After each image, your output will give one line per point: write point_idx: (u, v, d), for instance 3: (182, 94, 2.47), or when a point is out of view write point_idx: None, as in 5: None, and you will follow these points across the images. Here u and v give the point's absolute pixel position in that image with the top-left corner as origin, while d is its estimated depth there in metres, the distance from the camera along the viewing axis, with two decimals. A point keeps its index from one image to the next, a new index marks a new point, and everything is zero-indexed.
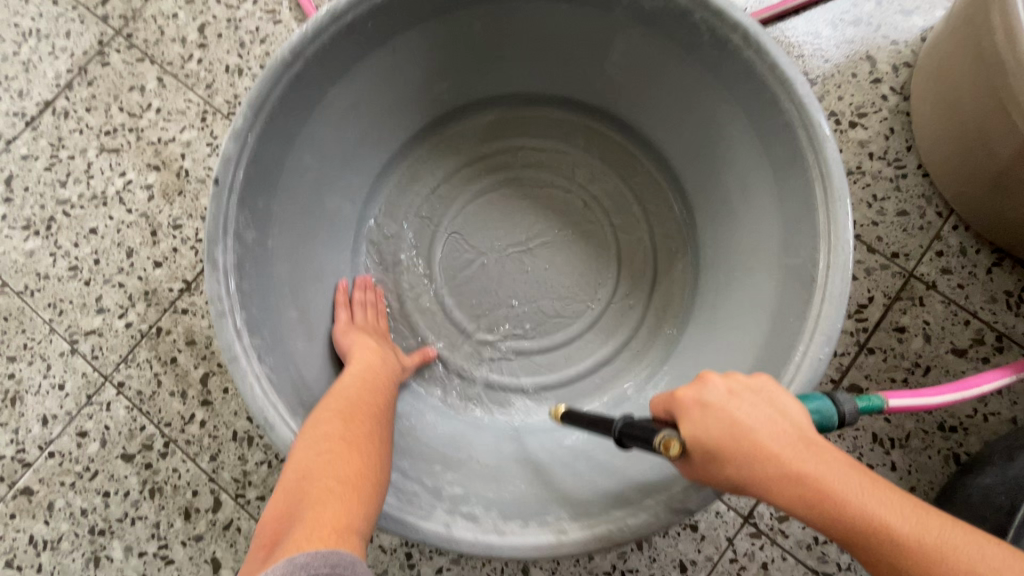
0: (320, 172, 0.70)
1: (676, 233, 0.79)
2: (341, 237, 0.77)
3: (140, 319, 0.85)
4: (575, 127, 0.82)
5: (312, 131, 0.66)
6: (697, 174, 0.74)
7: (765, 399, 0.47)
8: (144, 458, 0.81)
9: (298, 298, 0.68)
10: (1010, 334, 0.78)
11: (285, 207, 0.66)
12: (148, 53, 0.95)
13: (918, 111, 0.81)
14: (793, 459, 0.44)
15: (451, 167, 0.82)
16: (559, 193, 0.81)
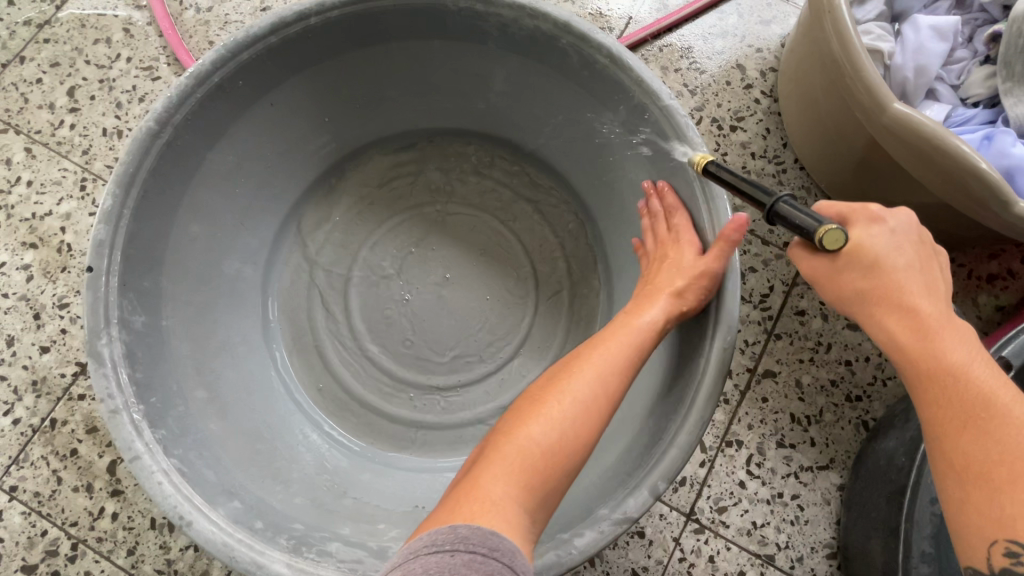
0: (212, 237, 0.69)
1: (586, 248, 0.79)
2: (245, 299, 0.74)
3: (30, 413, 0.78)
4: (471, 156, 0.82)
5: (196, 197, 0.65)
6: (592, 187, 0.76)
7: (932, 258, 0.50)
8: (50, 566, 0.73)
9: (203, 376, 0.65)
10: None
11: (175, 281, 0.65)
12: (12, 123, 0.88)
13: (786, 110, 0.88)
14: (931, 306, 0.48)
15: (348, 212, 0.80)
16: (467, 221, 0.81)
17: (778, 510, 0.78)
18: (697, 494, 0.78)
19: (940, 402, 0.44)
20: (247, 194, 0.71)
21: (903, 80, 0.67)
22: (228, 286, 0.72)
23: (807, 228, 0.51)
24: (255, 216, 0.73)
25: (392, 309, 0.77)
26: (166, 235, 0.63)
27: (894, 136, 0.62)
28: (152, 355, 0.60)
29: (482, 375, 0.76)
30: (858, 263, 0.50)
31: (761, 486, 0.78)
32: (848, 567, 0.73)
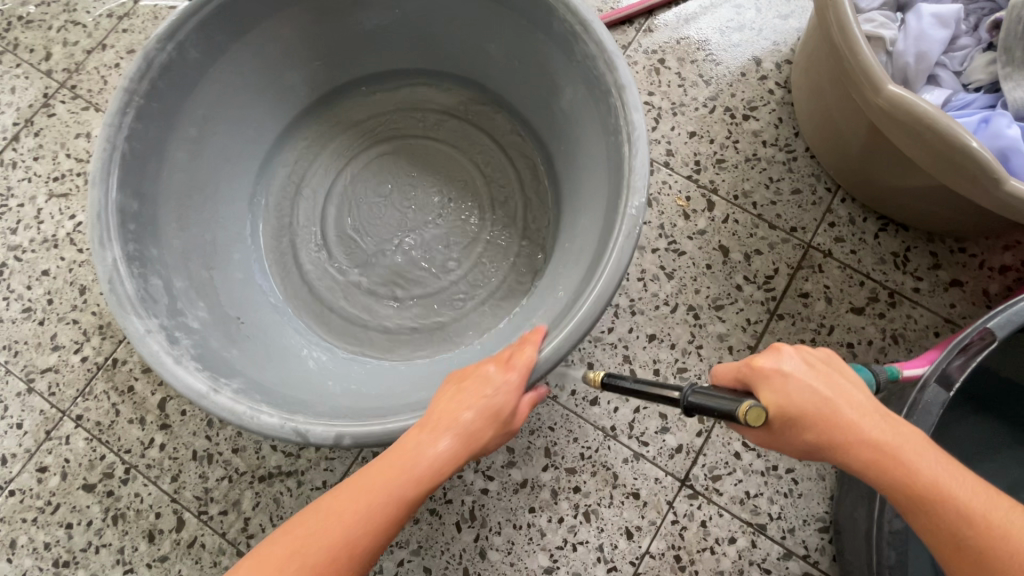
0: (214, 125, 0.75)
1: (543, 182, 0.84)
2: (230, 189, 0.80)
3: (96, 352, 0.88)
4: (451, 98, 0.89)
5: (211, 85, 0.72)
6: (549, 126, 0.80)
7: (849, 387, 0.50)
8: (105, 486, 0.83)
9: (193, 256, 0.73)
10: (900, 290, 0.87)
11: (172, 172, 0.71)
12: (93, 101, 1.00)
13: (797, 96, 0.91)
14: (880, 435, 0.47)
15: (334, 142, 0.88)
16: (435, 155, 0.88)
17: (772, 482, 0.80)
18: (692, 462, 0.81)
19: (945, 532, 0.45)
20: (242, 108, 0.78)
21: (904, 65, 0.69)
22: (216, 186, 0.78)
23: (725, 412, 0.47)
24: (248, 126, 0.80)
25: (379, 247, 0.84)
26: (180, 112, 0.70)
27: (884, 112, 0.65)
28: (143, 231, 0.66)
29: (429, 292, 0.82)
30: (792, 422, 0.49)
31: (756, 458, 0.81)
32: (839, 539, 0.75)
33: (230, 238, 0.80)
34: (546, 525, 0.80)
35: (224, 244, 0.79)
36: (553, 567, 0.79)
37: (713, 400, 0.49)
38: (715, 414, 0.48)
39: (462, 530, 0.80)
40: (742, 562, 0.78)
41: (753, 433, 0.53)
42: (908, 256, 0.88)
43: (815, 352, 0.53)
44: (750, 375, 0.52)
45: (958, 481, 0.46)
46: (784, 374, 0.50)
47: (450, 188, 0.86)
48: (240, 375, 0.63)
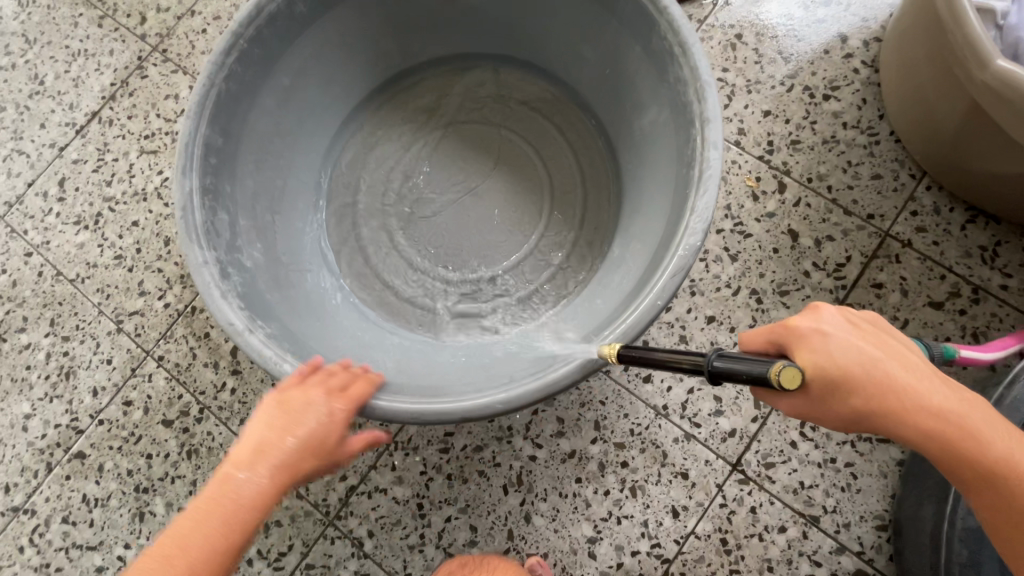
0: (296, 91, 0.78)
1: (603, 171, 0.84)
2: (304, 155, 0.83)
3: (177, 299, 0.95)
4: (514, 82, 0.89)
5: (298, 51, 0.75)
6: (613, 113, 0.80)
7: (893, 349, 0.48)
8: (182, 423, 0.90)
9: (263, 198, 0.76)
10: (985, 287, 0.81)
11: (257, 116, 0.74)
12: (181, 65, 1.06)
13: (886, 75, 0.86)
14: (928, 397, 0.46)
15: (401, 123, 0.90)
16: (498, 137, 0.88)
17: (829, 475, 0.78)
18: (745, 447, 0.80)
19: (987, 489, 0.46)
20: (329, 75, 0.82)
21: (1015, 41, 0.64)
22: (294, 138, 0.81)
23: (758, 376, 0.43)
24: (332, 87, 0.83)
25: (445, 223, 0.86)
26: (267, 75, 0.73)
27: (986, 81, 0.61)
28: (221, 166, 0.69)
29: (486, 275, 0.83)
30: (836, 386, 0.46)
31: (813, 449, 0.79)
32: (898, 538, 0.73)
33: (296, 188, 0.83)
34: (592, 496, 0.80)
35: (287, 193, 0.81)
36: (597, 538, 0.79)
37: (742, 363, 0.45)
38: (746, 379, 0.44)
39: (509, 494, 0.82)
40: (791, 552, 0.77)
41: (783, 401, 0.49)
42: (997, 251, 0.82)
43: (856, 313, 0.50)
44: (786, 338, 0.48)
45: (1003, 438, 0.46)
46: (824, 334, 0.47)
47: (512, 172, 0.86)
48: (276, 320, 0.66)
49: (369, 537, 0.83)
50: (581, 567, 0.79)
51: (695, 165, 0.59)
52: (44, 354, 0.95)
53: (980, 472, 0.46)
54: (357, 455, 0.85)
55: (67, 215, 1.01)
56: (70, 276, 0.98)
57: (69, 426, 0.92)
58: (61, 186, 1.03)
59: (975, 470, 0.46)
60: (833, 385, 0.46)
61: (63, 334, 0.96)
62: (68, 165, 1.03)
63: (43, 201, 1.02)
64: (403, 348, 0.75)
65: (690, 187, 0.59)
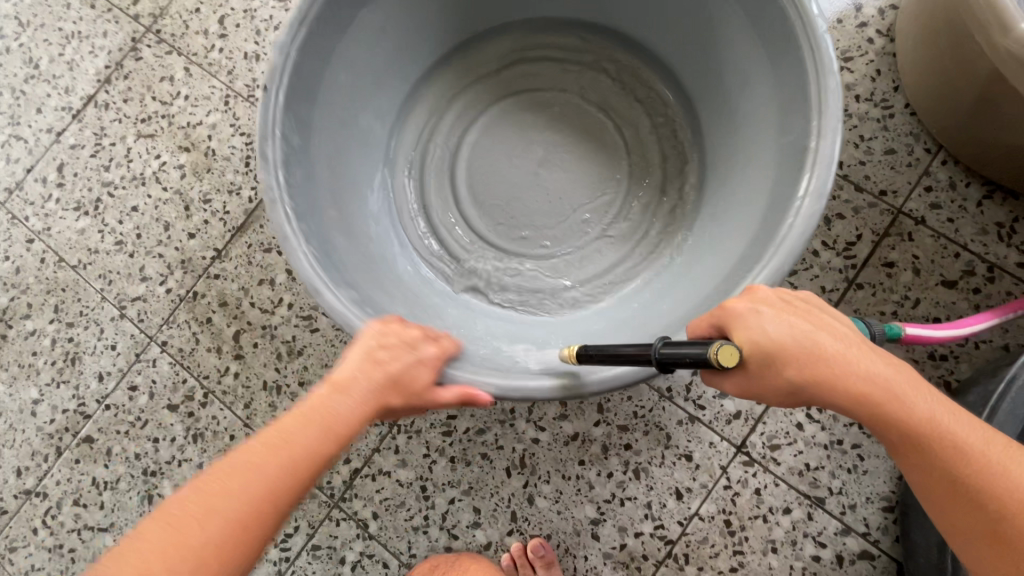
0: (362, 68, 0.71)
1: (683, 138, 0.80)
2: (369, 139, 0.77)
3: (179, 284, 0.95)
4: (581, 49, 0.83)
5: (366, 22, 0.67)
6: (696, 76, 0.75)
7: (821, 320, 0.48)
8: (187, 407, 0.91)
9: (339, 166, 0.70)
10: (1000, 265, 0.79)
11: (335, 83, 0.67)
12: (175, 46, 1.04)
13: (902, 45, 0.82)
14: (857, 364, 0.46)
15: (467, 93, 0.85)
16: (567, 108, 0.83)
17: (835, 456, 0.77)
18: (750, 429, 0.79)
19: (914, 455, 0.45)
20: (402, 44, 0.75)
21: None
22: (368, 108, 0.75)
23: (699, 358, 0.42)
24: (396, 59, 0.76)
25: (516, 197, 0.81)
26: (336, 52, 0.65)
27: (1007, 46, 0.58)
28: (300, 157, 0.62)
29: (565, 251, 0.79)
30: (771, 357, 0.46)
31: (820, 431, 0.78)
32: (904, 520, 0.72)
33: (367, 168, 0.77)
34: (595, 478, 0.80)
35: (361, 160, 0.75)
36: (600, 519, 0.79)
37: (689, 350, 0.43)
38: (693, 363, 0.43)
39: (512, 476, 0.82)
40: (796, 533, 0.76)
41: (729, 383, 0.48)
42: (1015, 228, 0.79)
43: (791, 292, 0.51)
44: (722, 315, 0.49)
45: (939, 408, 0.45)
46: (755, 308, 0.48)
47: (589, 144, 0.81)
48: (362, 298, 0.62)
49: (373, 519, 0.83)
50: (584, 548, 0.79)
51: (815, 132, 0.54)
52: (50, 340, 0.96)
53: (910, 436, 0.45)
54: (361, 439, 0.86)
55: (66, 201, 1.01)
56: (72, 263, 0.98)
57: (77, 412, 0.93)
58: (59, 171, 1.02)
59: (901, 434, 0.45)
60: (769, 358, 0.46)
61: (67, 321, 0.96)
62: (66, 150, 1.03)
63: (42, 187, 1.02)
64: (477, 326, 0.71)
65: (809, 157, 0.54)
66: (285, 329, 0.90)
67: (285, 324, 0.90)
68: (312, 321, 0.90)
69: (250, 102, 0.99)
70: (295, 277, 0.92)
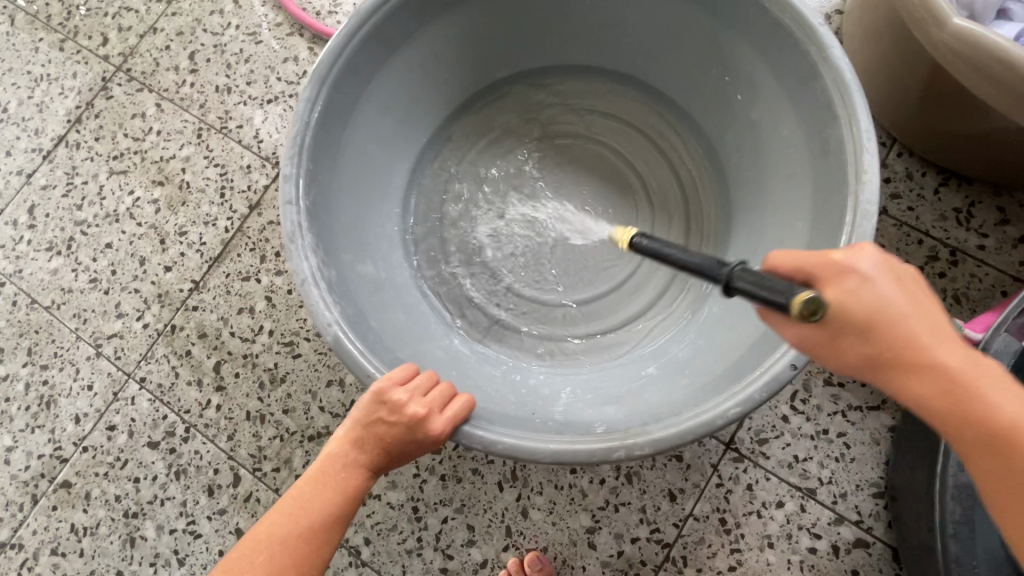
0: (374, 133, 0.73)
1: (704, 176, 0.81)
2: (387, 200, 0.78)
3: (156, 319, 0.93)
4: (594, 94, 0.85)
5: (372, 91, 0.69)
6: (710, 119, 0.77)
7: (914, 294, 0.45)
8: (168, 444, 0.88)
9: (356, 232, 0.70)
10: (962, 248, 0.82)
11: (348, 155, 0.69)
12: (146, 83, 1.04)
13: (847, 48, 0.86)
14: (948, 355, 0.42)
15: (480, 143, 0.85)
16: (583, 154, 0.85)
17: (822, 446, 0.78)
18: (738, 425, 0.79)
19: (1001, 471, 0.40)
20: (412, 105, 0.77)
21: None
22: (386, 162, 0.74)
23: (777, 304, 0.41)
24: (405, 119, 0.77)
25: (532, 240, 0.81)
26: (344, 127, 0.67)
27: (945, 40, 0.61)
28: (323, 233, 0.64)
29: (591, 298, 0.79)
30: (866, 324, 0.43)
31: (805, 422, 0.79)
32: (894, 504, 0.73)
33: (383, 225, 0.77)
34: (588, 485, 0.80)
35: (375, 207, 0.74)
36: (595, 527, 0.79)
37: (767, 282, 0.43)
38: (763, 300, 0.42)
39: (504, 490, 0.81)
40: (791, 527, 0.76)
41: (793, 334, 0.46)
42: (972, 212, 0.82)
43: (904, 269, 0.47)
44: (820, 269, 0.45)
45: None
46: (860, 274, 0.44)
47: (607, 190, 0.83)
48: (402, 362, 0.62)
49: (366, 545, 0.81)
50: (582, 558, 0.78)
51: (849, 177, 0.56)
52: (23, 385, 0.93)
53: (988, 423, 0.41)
54: None
55: (38, 242, 0.99)
56: (44, 303, 0.96)
57: (53, 456, 0.90)
58: (30, 213, 1.01)
59: (985, 441, 0.40)
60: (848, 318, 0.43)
61: (41, 363, 0.94)
62: (37, 192, 1.02)
63: (13, 230, 1.01)
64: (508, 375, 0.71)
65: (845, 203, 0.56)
66: (266, 356, 0.89)
67: (266, 351, 0.89)
68: (294, 347, 0.89)
69: (223, 134, 1.00)
70: (275, 303, 0.91)
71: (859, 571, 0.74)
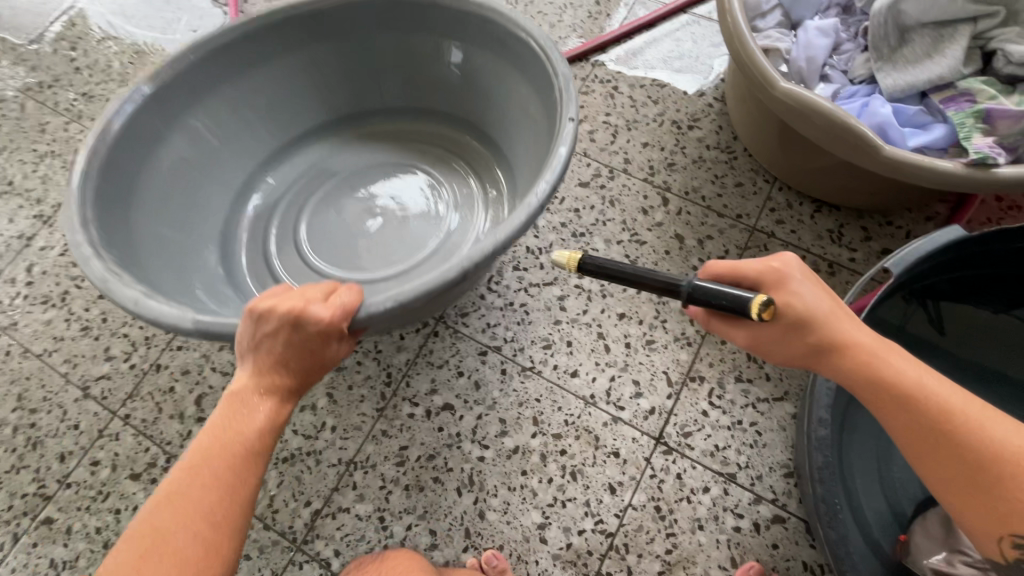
0: (194, 142, 0.88)
1: (484, 156, 1.01)
2: (194, 196, 0.90)
3: (143, 359, 1.02)
4: (438, 132, 1.03)
5: (223, 94, 0.89)
6: (478, 112, 0.98)
7: (810, 296, 0.57)
8: (150, 474, 0.95)
9: (142, 207, 0.81)
10: (838, 261, 0.98)
11: (150, 145, 0.83)
12: None
13: (730, 106, 1.07)
14: (852, 358, 0.56)
15: (332, 134, 1.04)
16: (421, 138, 1.04)
17: (738, 435, 0.89)
18: (665, 421, 0.91)
19: (950, 448, 0.53)
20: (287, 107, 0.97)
21: (799, 68, 0.84)
22: (147, 165, 0.83)
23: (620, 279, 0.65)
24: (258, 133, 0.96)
25: (346, 238, 0.97)
26: (179, 129, 0.85)
27: (778, 100, 0.80)
28: (114, 206, 0.76)
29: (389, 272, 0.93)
30: (805, 324, 0.56)
31: (722, 415, 0.90)
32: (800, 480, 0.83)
33: (200, 211, 0.91)
34: (537, 485, 0.89)
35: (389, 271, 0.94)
36: (546, 523, 0.87)
37: (725, 295, 0.56)
38: (723, 306, 0.56)
39: (463, 495, 0.89)
40: (717, 509, 0.86)
41: (741, 333, 0.60)
42: (842, 231, 1.00)
43: (816, 282, 0.58)
44: (765, 276, 0.58)
45: (917, 417, 0.55)
46: (795, 278, 0.57)
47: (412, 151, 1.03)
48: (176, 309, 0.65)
49: (335, 556, 0.87)
50: (534, 553, 0.86)
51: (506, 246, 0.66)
52: (11, 429, 1.00)
53: (899, 397, 0.55)
54: (320, 480, 0.92)
55: (33, 296, 1.09)
56: (37, 352, 1.05)
57: (36, 494, 0.95)
58: (28, 271, 1.11)
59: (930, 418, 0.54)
60: (784, 325, 0.57)
61: (30, 407, 1.01)
62: (36, 253, 1.13)
63: (10, 287, 1.10)
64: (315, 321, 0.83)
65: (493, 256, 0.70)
66: None
67: None
68: None
69: None
70: None
71: (779, 545, 0.83)
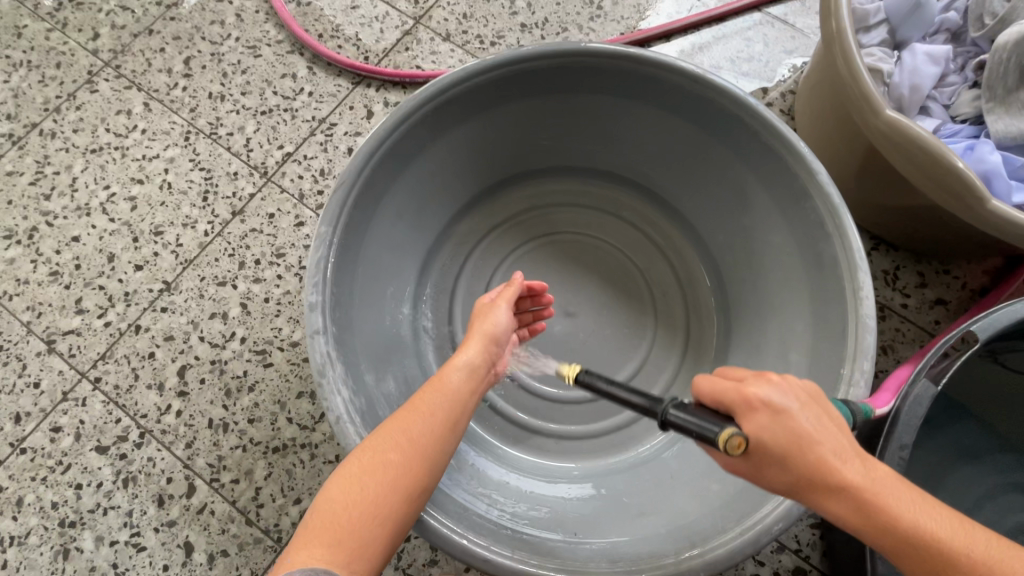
0: (398, 215, 0.77)
1: (691, 262, 0.93)
2: (382, 278, 0.78)
3: (120, 318, 0.91)
4: (629, 212, 0.95)
5: (419, 169, 0.76)
6: (691, 204, 0.88)
7: (790, 424, 0.45)
8: (119, 449, 0.84)
9: (353, 280, 0.70)
10: (889, 305, 0.93)
11: (386, 206, 0.74)
12: (136, 82, 1.05)
13: (801, 121, 0.99)
14: (839, 495, 0.44)
15: (506, 208, 0.94)
16: (603, 218, 0.96)
17: None
18: None
19: None
20: (471, 162, 0.84)
21: (900, 95, 0.77)
22: (359, 255, 0.70)
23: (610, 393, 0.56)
24: (439, 193, 0.84)
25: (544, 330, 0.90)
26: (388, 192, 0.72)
27: (877, 126, 0.72)
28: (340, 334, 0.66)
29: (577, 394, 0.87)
30: (786, 458, 0.45)
31: None
32: (829, 533, 0.79)
33: (392, 291, 0.81)
34: None
35: (601, 360, 0.89)
36: None
37: (698, 428, 0.45)
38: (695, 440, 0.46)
39: None
40: None
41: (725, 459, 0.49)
42: (898, 274, 0.95)
43: (794, 402, 0.46)
44: (734, 405, 0.47)
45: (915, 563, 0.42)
46: (770, 407, 0.46)
47: (596, 234, 0.95)
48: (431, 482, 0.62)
49: None
50: None
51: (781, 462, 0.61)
52: None
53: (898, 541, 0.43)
54: (314, 477, 0.83)
55: None
56: None
57: None
58: None
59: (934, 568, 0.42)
60: (757, 458, 0.45)
61: None
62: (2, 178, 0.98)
63: None
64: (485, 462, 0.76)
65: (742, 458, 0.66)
66: (236, 363, 0.88)
67: (236, 358, 0.88)
68: (265, 356, 0.88)
69: (211, 140, 1.01)
70: (251, 310, 0.90)
71: None
